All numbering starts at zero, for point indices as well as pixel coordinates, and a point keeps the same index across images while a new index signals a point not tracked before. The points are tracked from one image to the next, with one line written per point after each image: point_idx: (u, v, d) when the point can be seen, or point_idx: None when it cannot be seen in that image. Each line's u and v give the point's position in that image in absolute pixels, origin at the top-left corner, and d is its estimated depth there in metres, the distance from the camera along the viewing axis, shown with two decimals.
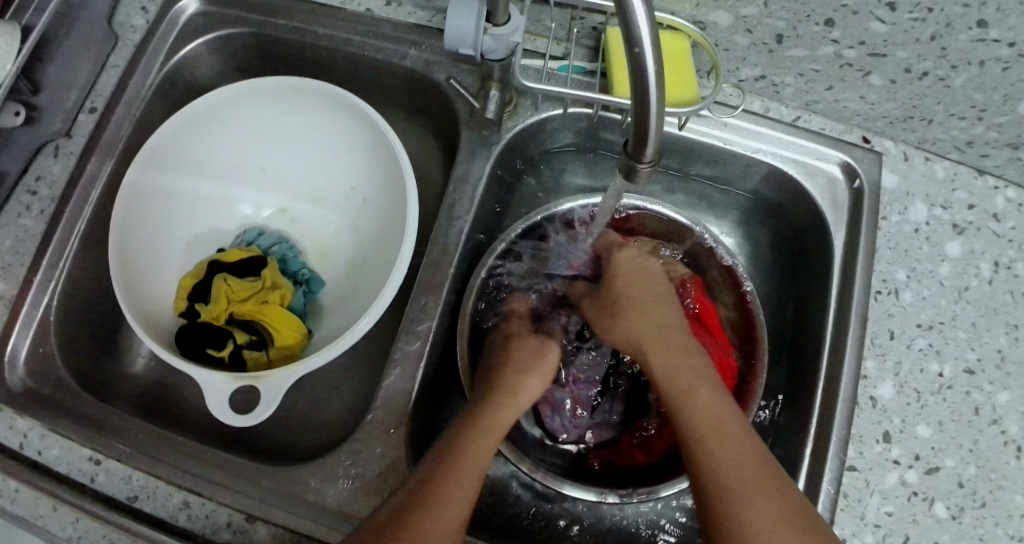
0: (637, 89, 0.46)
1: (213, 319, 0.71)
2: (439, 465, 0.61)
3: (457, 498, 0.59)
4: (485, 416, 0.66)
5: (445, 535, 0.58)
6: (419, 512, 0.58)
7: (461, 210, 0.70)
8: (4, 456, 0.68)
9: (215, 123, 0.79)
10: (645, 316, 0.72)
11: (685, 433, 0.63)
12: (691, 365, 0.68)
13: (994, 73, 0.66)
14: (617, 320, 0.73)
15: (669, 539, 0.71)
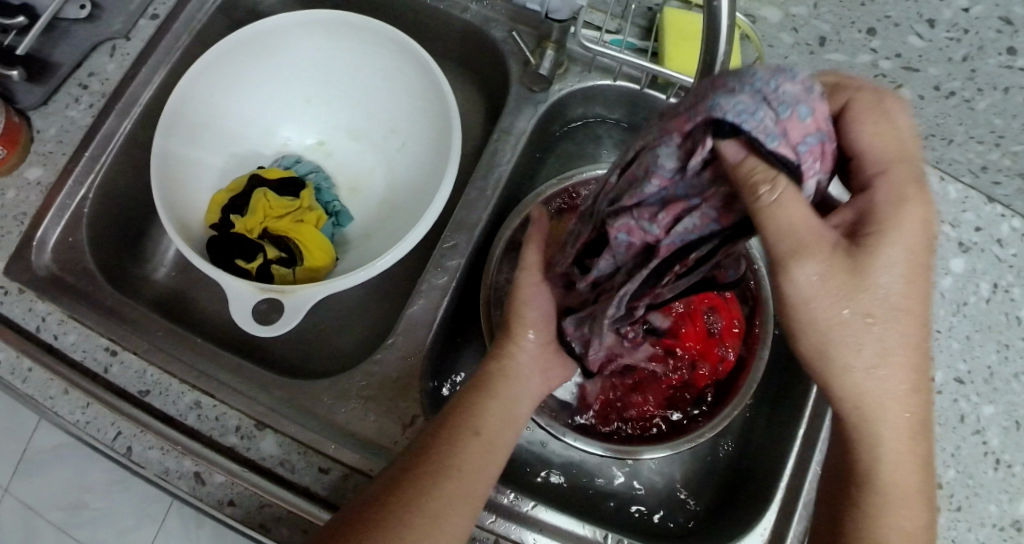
0: (709, 38, 0.51)
1: (246, 232, 0.74)
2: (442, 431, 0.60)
3: (465, 462, 0.59)
4: (482, 388, 0.63)
5: (453, 495, 0.58)
6: (426, 471, 0.58)
7: (504, 158, 0.75)
8: (19, 336, 0.68)
9: (270, 48, 0.81)
10: (893, 360, 0.50)
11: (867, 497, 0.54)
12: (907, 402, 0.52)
13: (1016, 100, 0.70)
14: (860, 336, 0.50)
15: (657, 506, 0.74)
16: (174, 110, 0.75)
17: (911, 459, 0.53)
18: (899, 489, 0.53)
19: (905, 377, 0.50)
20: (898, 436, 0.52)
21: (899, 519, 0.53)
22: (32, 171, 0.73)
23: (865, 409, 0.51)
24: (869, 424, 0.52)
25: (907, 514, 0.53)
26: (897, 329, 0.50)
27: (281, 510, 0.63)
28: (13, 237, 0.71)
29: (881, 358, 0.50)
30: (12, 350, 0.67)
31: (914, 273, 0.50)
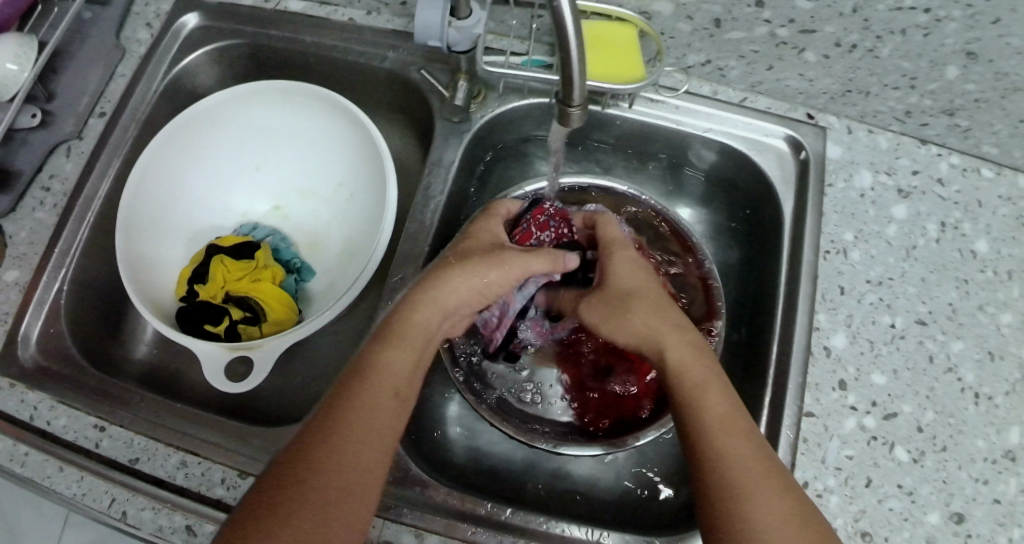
0: (558, 36, 0.54)
1: (211, 298, 0.78)
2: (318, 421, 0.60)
3: (352, 437, 0.59)
4: (404, 319, 0.66)
5: (337, 486, 0.57)
6: (303, 465, 0.57)
7: (436, 189, 0.79)
8: (14, 427, 0.70)
9: (215, 126, 0.86)
10: (649, 305, 0.69)
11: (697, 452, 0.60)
12: (674, 337, 0.66)
13: (917, 39, 0.71)
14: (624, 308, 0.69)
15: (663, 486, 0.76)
16: (149, 157, 0.81)
17: (721, 400, 0.62)
18: (715, 432, 0.60)
19: (692, 374, 0.64)
20: (720, 426, 0.61)
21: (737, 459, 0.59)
22: (9, 273, 0.76)
23: (687, 385, 0.63)
24: (692, 397, 0.62)
25: (766, 498, 0.57)
26: (677, 336, 0.66)
27: None
28: None
29: (677, 354, 0.65)
30: (8, 439, 0.69)
31: (673, 308, 0.69)
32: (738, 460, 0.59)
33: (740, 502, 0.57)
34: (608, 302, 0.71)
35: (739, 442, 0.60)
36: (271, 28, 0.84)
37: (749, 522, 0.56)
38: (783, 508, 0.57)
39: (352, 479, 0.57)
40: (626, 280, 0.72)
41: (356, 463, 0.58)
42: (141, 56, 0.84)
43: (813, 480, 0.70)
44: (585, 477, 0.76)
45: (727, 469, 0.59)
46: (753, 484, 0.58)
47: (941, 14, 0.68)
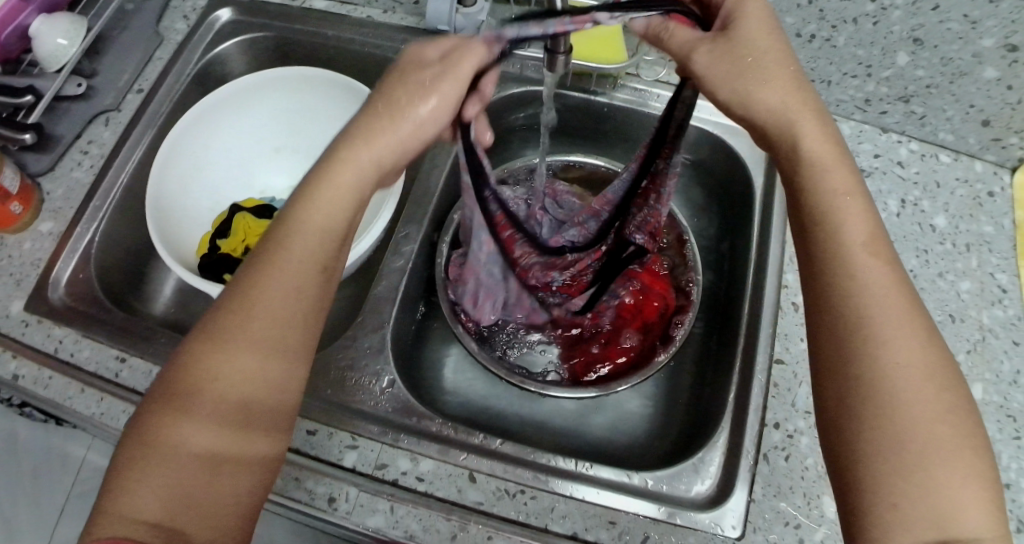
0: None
1: (231, 252, 0.85)
2: (176, 409, 0.59)
3: (188, 451, 0.58)
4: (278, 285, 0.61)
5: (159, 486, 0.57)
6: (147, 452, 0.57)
7: (441, 160, 0.86)
8: (40, 357, 0.75)
9: (240, 107, 0.93)
10: (780, 88, 0.64)
11: (841, 264, 0.61)
12: (822, 141, 0.64)
13: (867, 27, 0.79)
14: (750, 88, 0.64)
15: (644, 436, 0.81)
16: (181, 130, 0.88)
17: (867, 219, 0.63)
18: (858, 251, 0.62)
19: (840, 186, 0.63)
20: (867, 256, 0.61)
21: (876, 283, 0.60)
22: (45, 224, 0.83)
23: (821, 205, 0.63)
24: (842, 211, 0.62)
25: (901, 332, 0.59)
26: (823, 148, 0.64)
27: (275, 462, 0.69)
28: (31, 278, 0.80)
29: (817, 152, 0.64)
30: (34, 364, 0.75)
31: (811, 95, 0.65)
32: (878, 287, 0.60)
33: (874, 335, 0.59)
34: (724, 70, 0.64)
35: (879, 266, 0.61)
36: (296, 23, 0.94)
37: (881, 357, 0.59)
38: (915, 347, 0.59)
39: (266, 386, 0.60)
40: (754, 60, 0.64)
41: (263, 374, 0.60)
42: (178, 43, 0.94)
43: (784, 421, 0.73)
44: (574, 426, 0.81)
45: (869, 303, 0.60)
46: (892, 315, 0.60)
47: (886, 2, 0.76)
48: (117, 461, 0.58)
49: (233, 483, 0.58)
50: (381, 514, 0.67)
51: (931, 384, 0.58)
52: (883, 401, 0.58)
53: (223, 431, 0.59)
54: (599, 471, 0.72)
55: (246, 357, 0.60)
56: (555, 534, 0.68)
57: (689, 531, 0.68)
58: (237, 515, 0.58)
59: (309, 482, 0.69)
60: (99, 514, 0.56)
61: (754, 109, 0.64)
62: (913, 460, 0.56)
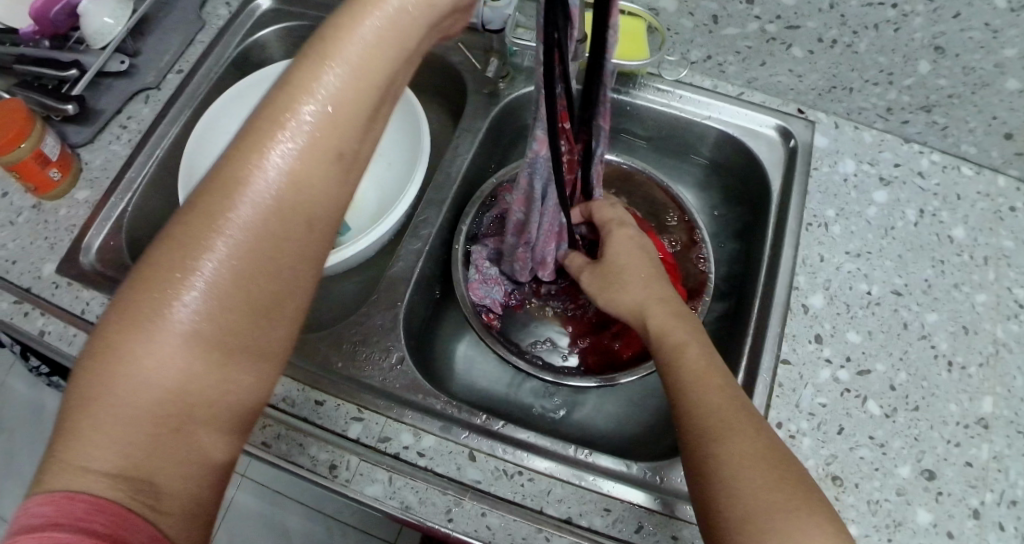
0: None
1: None
2: (119, 371, 0.46)
3: (128, 426, 0.46)
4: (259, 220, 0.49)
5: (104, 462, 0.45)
6: (83, 422, 0.46)
7: (463, 149, 0.88)
8: (67, 317, 0.79)
9: None
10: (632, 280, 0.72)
11: (678, 399, 0.62)
12: (664, 305, 0.69)
13: (889, 35, 0.79)
14: (621, 290, 0.72)
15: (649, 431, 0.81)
16: (216, 111, 0.91)
17: (705, 353, 0.64)
18: (691, 376, 0.63)
19: (670, 324, 0.67)
20: (709, 384, 0.62)
21: (715, 401, 0.61)
22: (82, 193, 0.87)
23: (667, 348, 0.66)
24: (678, 350, 0.65)
25: (738, 438, 0.58)
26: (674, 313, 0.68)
27: (282, 429, 0.71)
28: (65, 243, 0.84)
29: (659, 323, 0.68)
30: (61, 322, 0.79)
31: (665, 286, 0.72)
32: (714, 402, 0.60)
33: (713, 440, 0.58)
34: (597, 280, 0.75)
35: (716, 388, 0.61)
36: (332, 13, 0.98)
37: (713, 463, 0.58)
38: (748, 454, 0.57)
39: (229, 358, 0.49)
40: (621, 264, 0.74)
41: (230, 339, 0.49)
42: (218, 27, 0.98)
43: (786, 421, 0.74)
44: (577, 417, 0.82)
45: (706, 418, 0.60)
46: (724, 422, 0.59)
47: (907, 9, 0.77)
48: (63, 412, 0.47)
49: (183, 465, 0.47)
50: (379, 484, 0.69)
51: (770, 490, 0.55)
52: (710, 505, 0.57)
53: (194, 369, 0.48)
54: (598, 458, 0.72)
55: (228, 274, 0.48)
56: (548, 517, 0.69)
57: (684, 524, 0.68)
58: (207, 472, 0.48)
59: (313, 449, 0.71)
60: (48, 461, 0.45)
61: (620, 305, 0.72)
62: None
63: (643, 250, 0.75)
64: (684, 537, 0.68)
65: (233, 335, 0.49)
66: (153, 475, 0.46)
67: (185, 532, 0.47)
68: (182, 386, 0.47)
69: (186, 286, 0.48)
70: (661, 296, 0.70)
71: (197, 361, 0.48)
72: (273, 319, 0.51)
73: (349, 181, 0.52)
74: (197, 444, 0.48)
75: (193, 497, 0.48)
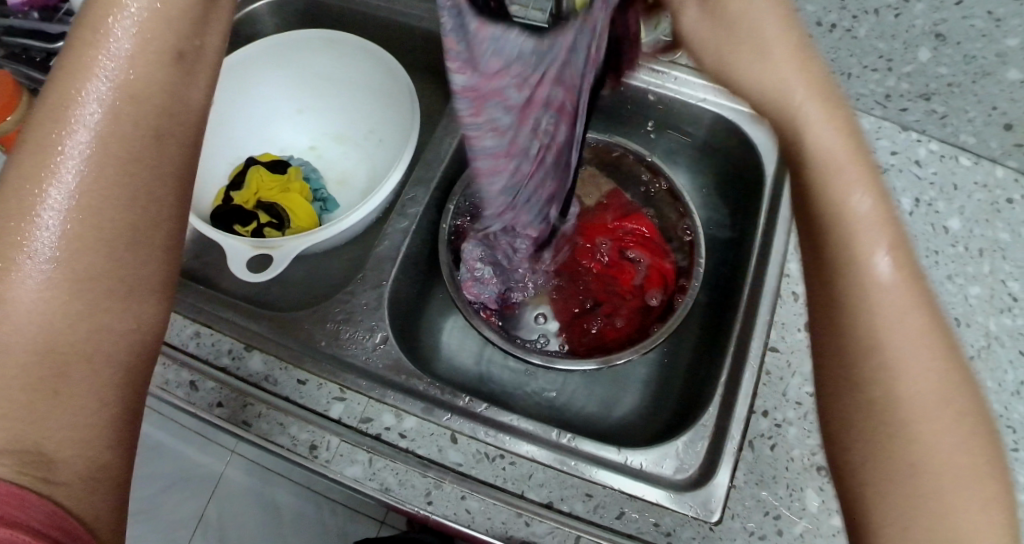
0: None
1: (244, 204, 0.87)
2: None
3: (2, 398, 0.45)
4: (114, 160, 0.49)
5: None
6: None
7: (454, 128, 0.86)
8: None
9: (264, 66, 0.94)
10: (788, 76, 0.57)
11: (840, 281, 0.55)
12: (833, 126, 0.57)
13: (889, 21, 0.78)
14: (743, 63, 0.59)
15: (635, 416, 0.80)
16: None
17: (886, 222, 0.55)
18: (861, 233, 0.55)
19: (830, 149, 0.56)
20: (899, 294, 0.53)
21: (887, 300, 0.53)
22: None
23: (835, 227, 0.56)
24: (843, 192, 0.55)
25: (912, 364, 0.52)
26: (867, 187, 0.55)
27: (264, 408, 0.71)
28: None
29: (823, 142, 0.56)
30: None
31: (834, 92, 0.58)
32: (909, 317, 0.53)
33: (880, 348, 0.53)
34: (715, 28, 0.61)
35: (898, 283, 0.54)
36: None
37: (893, 391, 0.52)
38: (935, 387, 0.52)
39: (96, 307, 0.49)
40: (755, 29, 0.58)
41: (95, 285, 0.49)
42: None
43: (773, 409, 0.73)
44: (565, 400, 0.81)
45: (873, 314, 0.53)
46: (901, 334, 0.53)
47: None
48: None
49: (78, 424, 0.47)
50: (359, 465, 0.68)
51: (956, 435, 0.51)
52: (872, 434, 0.53)
53: (54, 320, 0.47)
54: (580, 443, 0.72)
55: (78, 222, 0.48)
56: (530, 501, 0.68)
57: (666, 511, 0.68)
58: (105, 426, 0.48)
59: (293, 428, 0.70)
60: None
61: (751, 89, 0.59)
62: (897, 463, 0.51)
63: (796, 52, 0.58)
64: (665, 525, 0.68)
65: (97, 279, 0.49)
66: (41, 446, 0.46)
67: (87, 500, 0.47)
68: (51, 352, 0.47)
69: (31, 240, 0.47)
70: (831, 131, 0.57)
71: (52, 319, 0.47)
72: (137, 258, 0.51)
73: (192, 90, 0.53)
74: (79, 407, 0.47)
75: (96, 458, 0.48)
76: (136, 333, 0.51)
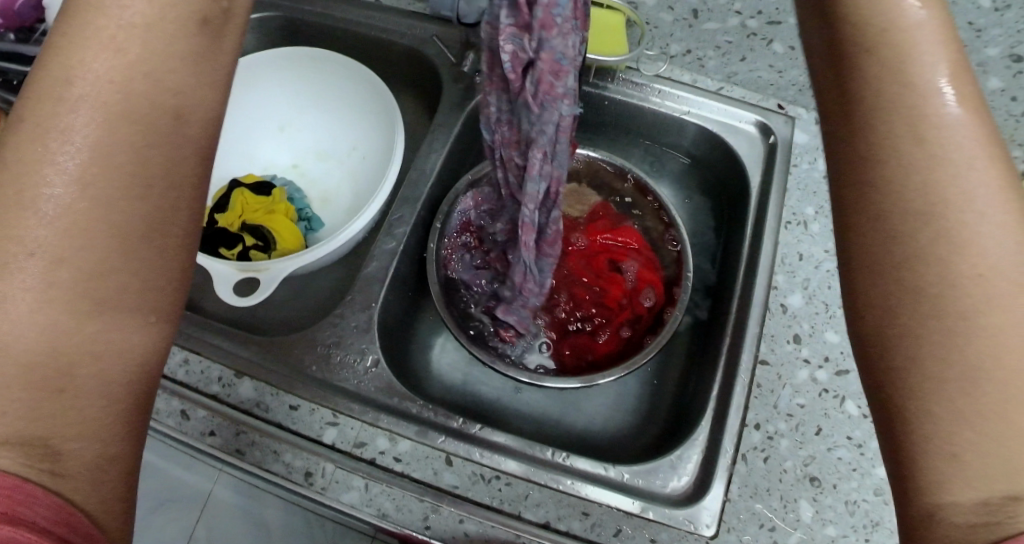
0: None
1: (229, 226, 0.86)
2: None
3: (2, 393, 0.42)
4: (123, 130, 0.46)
5: None
6: None
7: (439, 145, 0.86)
8: None
9: (245, 85, 0.93)
10: None
11: (903, 147, 0.48)
12: None
13: None
14: None
15: (627, 429, 0.81)
16: None
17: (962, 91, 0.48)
18: (924, 105, 0.48)
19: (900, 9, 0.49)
20: (966, 138, 0.47)
21: (963, 176, 0.46)
22: None
23: (887, 78, 0.49)
24: (906, 56, 0.49)
25: (993, 247, 0.45)
26: (932, 39, 0.49)
27: (257, 435, 0.70)
28: None
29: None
30: None
31: None
32: (974, 192, 0.46)
33: (953, 231, 0.46)
34: None
35: (977, 163, 0.47)
36: (305, 4, 0.95)
37: (962, 283, 0.45)
38: (1009, 244, 0.45)
39: (104, 298, 0.45)
40: None
41: (109, 267, 0.45)
42: None
43: (764, 422, 0.73)
44: (556, 416, 0.81)
45: (941, 190, 0.46)
46: (981, 217, 0.45)
47: None
48: None
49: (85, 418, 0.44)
50: (356, 491, 0.68)
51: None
52: (936, 303, 0.45)
53: (59, 316, 0.43)
54: (575, 461, 0.72)
55: (84, 209, 0.44)
56: (526, 522, 0.68)
57: (661, 527, 0.68)
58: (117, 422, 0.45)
59: (288, 455, 0.69)
60: None
61: None
62: (968, 375, 0.43)
63: None
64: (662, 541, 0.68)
65: (105, 267, 0.45)
66: (47, 440, 0.43)
67: (96, 494, 0.44)
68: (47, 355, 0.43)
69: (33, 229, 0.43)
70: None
71: (60, 311, 0.43)
72: (156, 241, 0.48)
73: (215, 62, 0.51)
74: (85, 402, 0.44)
75: (102, 454, 0.45)
76: (151, 330, 0.47)
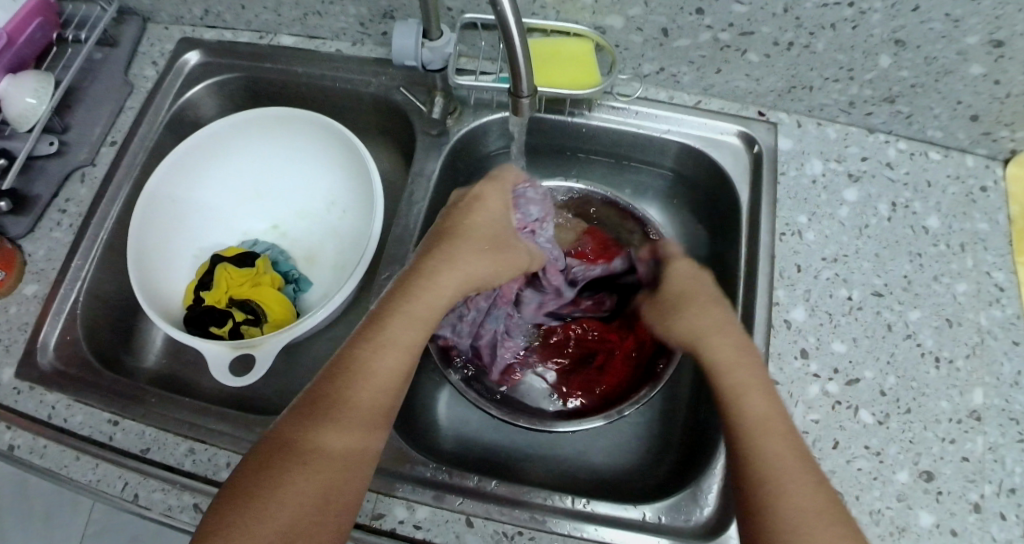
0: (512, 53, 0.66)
1: (216, 303, 0.85)
2: (323, 395, 0.62)
3: (331, 444, 0.60)
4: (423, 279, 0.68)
5: (312, 488, 0.59)
6: (291, 460, 0.59)
7: (419, 197, 0.85)
8: (31, 425, 0.74)
9: (218, 152, 0.92)
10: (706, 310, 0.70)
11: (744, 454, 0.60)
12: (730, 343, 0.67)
13: (846, 32, 0.76)
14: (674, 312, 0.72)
15: (646, 461, 0.80)
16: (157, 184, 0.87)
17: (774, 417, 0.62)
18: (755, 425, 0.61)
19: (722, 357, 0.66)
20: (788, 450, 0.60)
21: (789, 477, 0.59)
22: (30, 287, 0.83)
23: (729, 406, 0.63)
24: (737, 396, 0.63)
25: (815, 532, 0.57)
26: (753, 380, 0.65)
27: None
28: (20, 343, 0.79)
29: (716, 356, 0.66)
30: (28, 433, 0.74)
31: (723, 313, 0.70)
32: (794, 488, 0.58)
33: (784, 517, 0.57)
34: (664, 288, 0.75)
35: (797, 462, 0.60)
36: (268, 63, 0.94)
37: None
38: (821, 510, 0.58)
39: (387, 385, 0.64)
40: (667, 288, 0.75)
41: (391, 369, 0.64)
42: (147, 90, 0.95)
43: None
44: (574, 457, 0.80)
45: (777, 488, 0.59)
46: (803, 505, 0.58)
47: (864, 6, 0.73)
48: (274, 447, 0.60)
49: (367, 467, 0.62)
50: None
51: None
52: None
53: (377, 387, 0.63)
54: (596, 506, 0.70)
55: (415, 322, 0.67)
56: None
57: None
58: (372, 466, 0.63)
59: None
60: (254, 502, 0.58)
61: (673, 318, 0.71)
62: None
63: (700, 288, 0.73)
64: None
65: (394, 347, 0.65)
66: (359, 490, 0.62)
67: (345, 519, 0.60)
68: (379, 426, 0.63)
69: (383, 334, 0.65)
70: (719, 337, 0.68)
71: (378, 388, 0.63)
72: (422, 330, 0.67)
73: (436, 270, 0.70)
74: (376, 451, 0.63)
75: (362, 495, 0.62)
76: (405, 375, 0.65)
